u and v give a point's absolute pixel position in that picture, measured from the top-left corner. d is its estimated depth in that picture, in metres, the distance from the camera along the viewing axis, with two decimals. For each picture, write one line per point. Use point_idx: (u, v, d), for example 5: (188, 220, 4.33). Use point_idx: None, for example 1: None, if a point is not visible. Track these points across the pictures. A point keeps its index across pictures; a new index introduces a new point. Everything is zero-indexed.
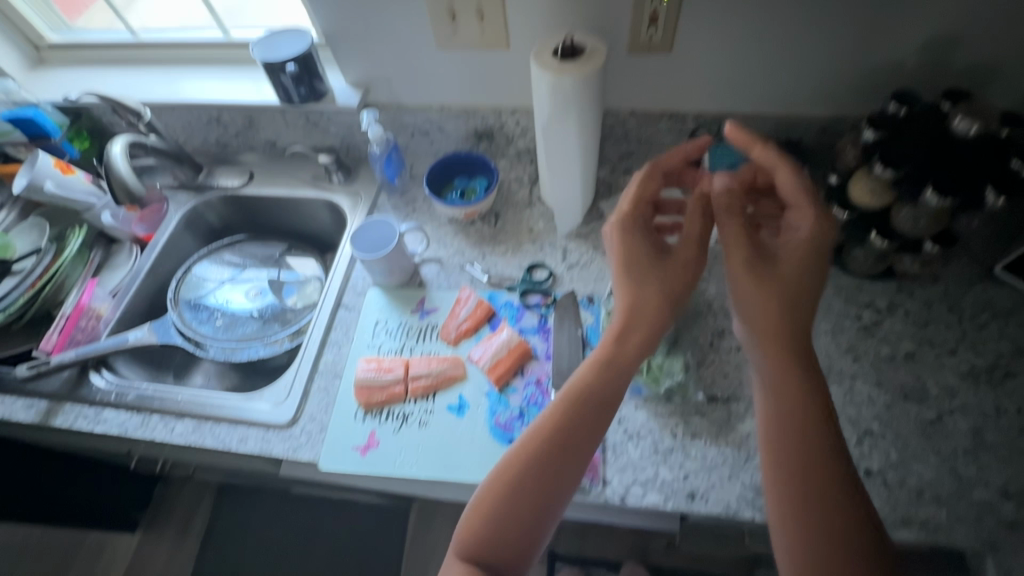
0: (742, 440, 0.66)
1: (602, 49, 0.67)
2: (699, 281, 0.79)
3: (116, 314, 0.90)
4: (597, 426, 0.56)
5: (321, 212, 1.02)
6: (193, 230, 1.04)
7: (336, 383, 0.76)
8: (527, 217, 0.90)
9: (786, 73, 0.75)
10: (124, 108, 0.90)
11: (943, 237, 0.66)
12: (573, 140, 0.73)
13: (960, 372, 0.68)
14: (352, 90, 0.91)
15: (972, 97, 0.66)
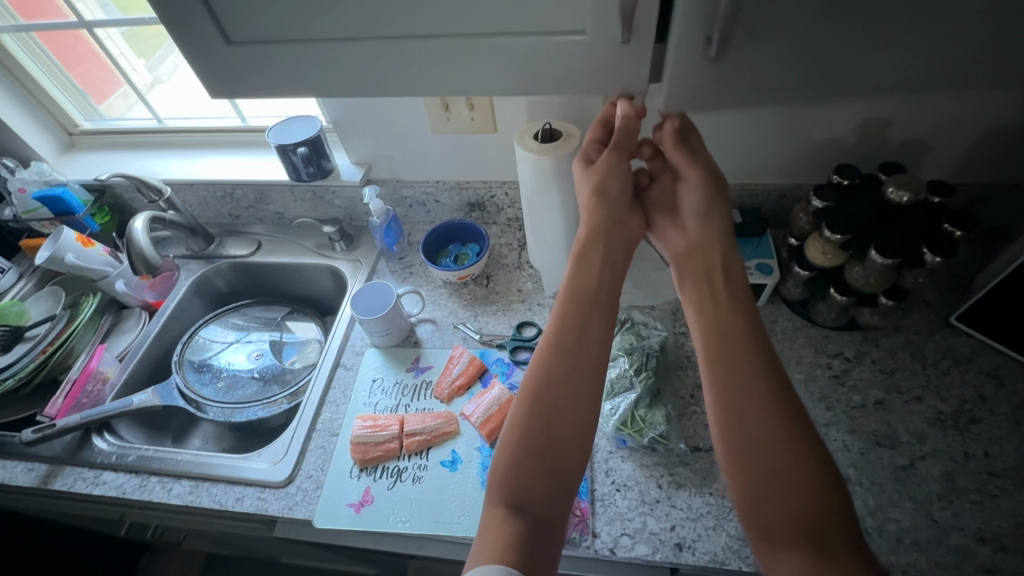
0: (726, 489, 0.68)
1: (577, 134, 0.76)
2: (678, 335, 0.84)
3: (121, 378, 0.93)
4: (569, 400, 0.62)
5: (323, 277, 1.08)
6: (201, 296, 1.09)
7: (333, 441, 0.79)
8: (517, 278, 0.97)
9: (743, 150, 0.85)
10: (147, 188, 0.98)
11: (896, 292, 0.72)
12: (555, 210, 0.81)
13: (928, 418, 0.72)
14: (355, 167, 1.01)
15: (907, 168, 0.74)
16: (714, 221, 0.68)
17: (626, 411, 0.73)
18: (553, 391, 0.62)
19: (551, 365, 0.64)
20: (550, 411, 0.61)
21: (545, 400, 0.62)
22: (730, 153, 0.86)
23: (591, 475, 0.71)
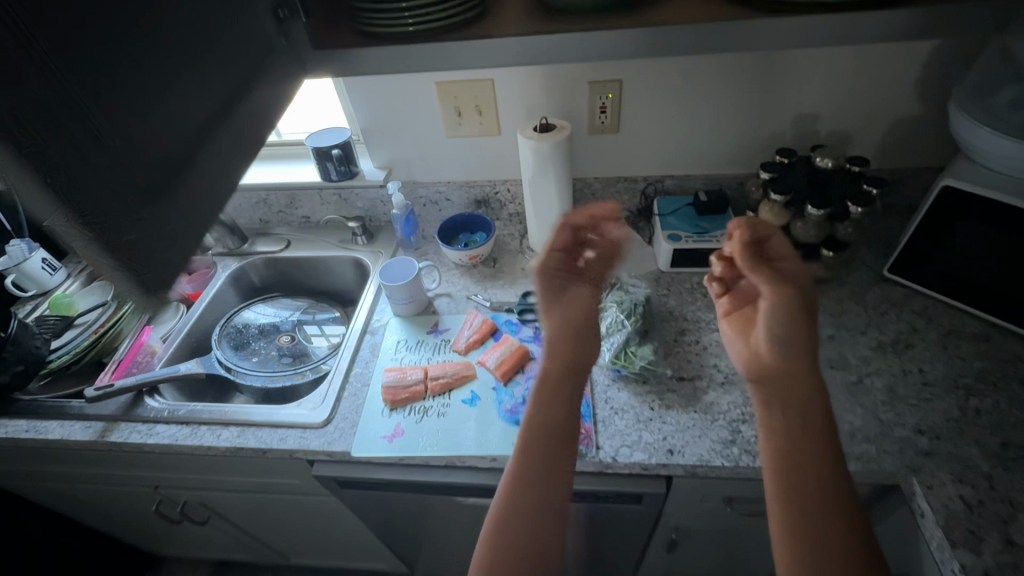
0: (708, 406, 0.80)
1: (568, 126, 0.94)
2: (661, 295, 0.98)
3: (167, 351, 1.03)
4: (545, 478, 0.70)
5: (346, 269, 1.22)
6: (236, 288, 1.22)
7: (365, 389, 0.90)
8: (520, 260, 1.11)
9: (704, 143, 1.04)
10: (229, 232, 1.20)
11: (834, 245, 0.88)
12: (552, 191, 0.97)
13: (872, 347, 0.86)
14: (378, 170, 1.17)
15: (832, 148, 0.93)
16: (794, 335, 0.61)
17: (621, 349, 0.85)
18: (530, 508, 0.68)
19: (525, 473, 0.69)
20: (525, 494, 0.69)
21: (513, 511, 0.68)
22: (694, 147, 1.05)
23: (593, 402, 0.83)
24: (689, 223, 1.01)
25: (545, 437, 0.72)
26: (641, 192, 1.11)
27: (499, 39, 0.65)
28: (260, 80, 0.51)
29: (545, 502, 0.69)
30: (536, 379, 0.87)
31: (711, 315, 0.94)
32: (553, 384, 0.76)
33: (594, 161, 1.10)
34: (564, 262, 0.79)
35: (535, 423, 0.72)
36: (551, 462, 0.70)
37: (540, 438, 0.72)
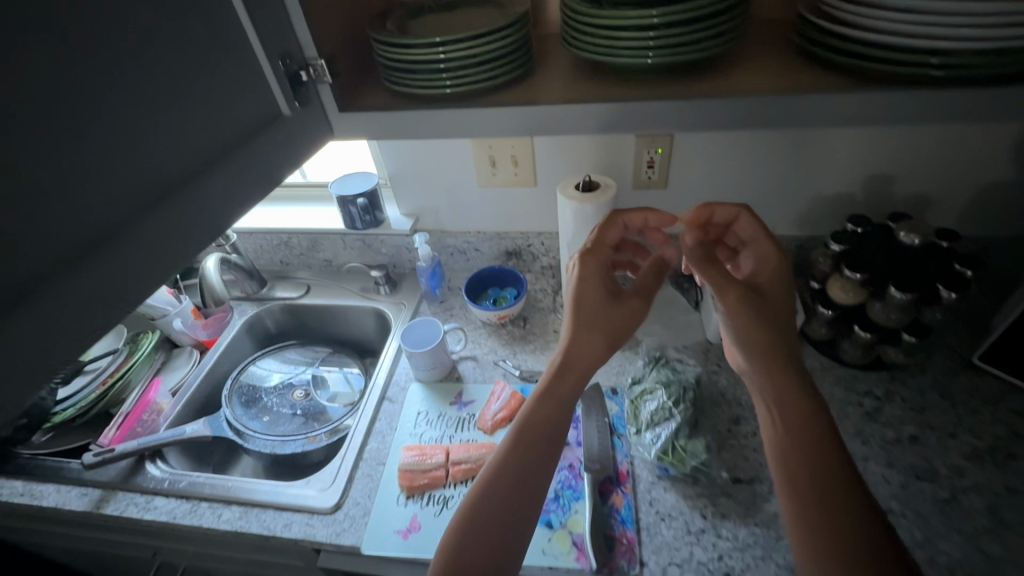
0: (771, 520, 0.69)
1: (613, 185, 0.85)
2: (711, 373, 0.88)
3: (174, 409, 0.97)
4: (536, 449, 0.61)
5: (365, 319, 1.15)
6: (251, 335, 1.16)
7: (380, 469, 0.81)
8: (552, 320, 1.02)
9: (762, 203, 0.94)
10: (240, 271, 1.10)
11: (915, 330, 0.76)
12: None
13: (965, 454, 0.73)
14: (405, 218, 1.10)
15: (913, 218, 0.82)
16: (754, 316, 0.61)
17: (669, 441, 0.75)
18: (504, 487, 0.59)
19: (519, 446, 0.61)
20: (514, 466, 0.60)
21: (498, 479, 0.59)
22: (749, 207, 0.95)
23: (635, 504, 0.73)
24: None
25: (551, 407, 0.63)
26: None
27: (545, 107, 0.58)
28: (261, 131, 0.53)
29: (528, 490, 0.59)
30: (570, 470, 0.78)
31: None
32: (573, 374, 0.65)
33: None
34: (595, 255, 0.70)
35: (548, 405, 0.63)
36: (543, 446, 0.61)
37: (545, 408, 0.63)
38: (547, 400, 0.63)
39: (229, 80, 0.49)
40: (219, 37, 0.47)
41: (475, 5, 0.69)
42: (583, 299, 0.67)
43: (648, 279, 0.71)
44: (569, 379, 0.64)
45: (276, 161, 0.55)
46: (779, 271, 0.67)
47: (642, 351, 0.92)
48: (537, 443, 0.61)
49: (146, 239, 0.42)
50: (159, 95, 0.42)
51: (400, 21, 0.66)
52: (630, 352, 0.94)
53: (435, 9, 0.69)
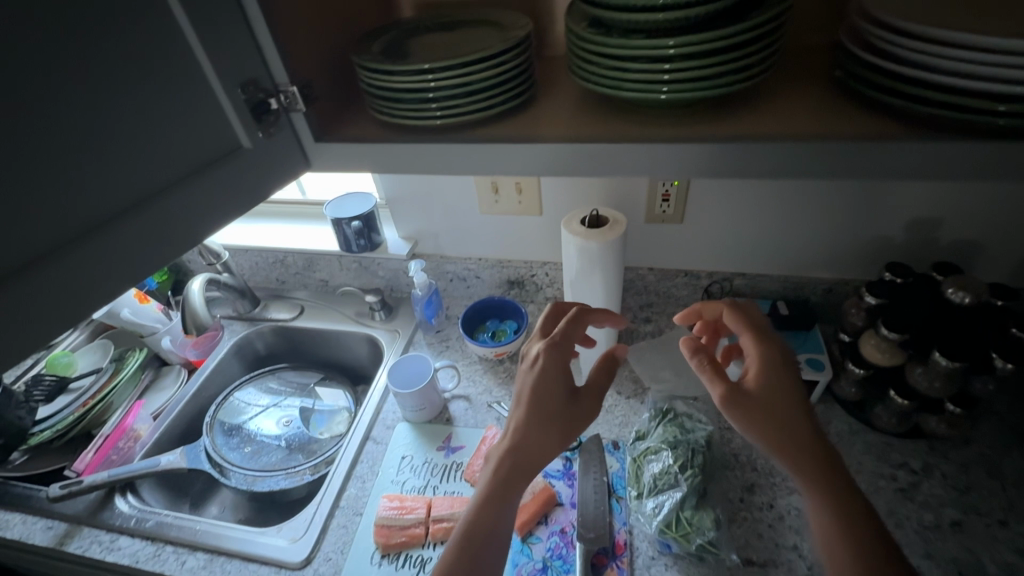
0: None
1: (623, 220, 0.78)
2: (724, 431, 0.80)
3: (152, 436, 0.94)
4: (501, 518, 0.56)
5: (358, 345, 1.09)
6: (241, 357, 1.11)
7: (357, 520, 0.75)
8: None
9: (787, 243, 0.85)
10: (230, 287, 1.07)
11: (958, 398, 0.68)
12: (597, 293, 0.81)
13: (1017, 548, 0.64)
14: (403, 242, 1.05)
15: (962, 271, 0.73)
16: (763, 415, 0.55)
17: (674, 512, 0.68)
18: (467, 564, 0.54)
19: (485, 514, 0.56)
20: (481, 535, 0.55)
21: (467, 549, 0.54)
22: (773, 246, 0.87)
23: None
24: None
25: (512, 478, 0.57)
26: (704, 291, 0.94)
27: (540, 144, 0.51)
28: (235, 145, 0.50)
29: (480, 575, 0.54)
30: (561, 536, 0.71)
31: None
32: (511, 467, 0.57)
33: (650, 251, 0.93)
34: (559, 345, 0.63)
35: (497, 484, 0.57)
36: (489, 539, 0.55)
37: (505, 480, 0.57)
38: (510, 475, 0.57)
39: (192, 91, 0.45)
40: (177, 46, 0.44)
41: (473, 25, 0.63)
42: (538, 393, 0.60)
43: (601, 379, 0.63)
44: (518, 476, 0.57)
45: (258, 176, 0.52)
46: (781, 369, 0.57)
47: (648, 401, 0.85)
48: (505, 508, 0.56)
49: (55, 289, 0.39)
50: (103, 112, 0.40)
51: (389, 41, 0.61)
52: (636, 400, 0.86)
53: (430, 28, 0.63)
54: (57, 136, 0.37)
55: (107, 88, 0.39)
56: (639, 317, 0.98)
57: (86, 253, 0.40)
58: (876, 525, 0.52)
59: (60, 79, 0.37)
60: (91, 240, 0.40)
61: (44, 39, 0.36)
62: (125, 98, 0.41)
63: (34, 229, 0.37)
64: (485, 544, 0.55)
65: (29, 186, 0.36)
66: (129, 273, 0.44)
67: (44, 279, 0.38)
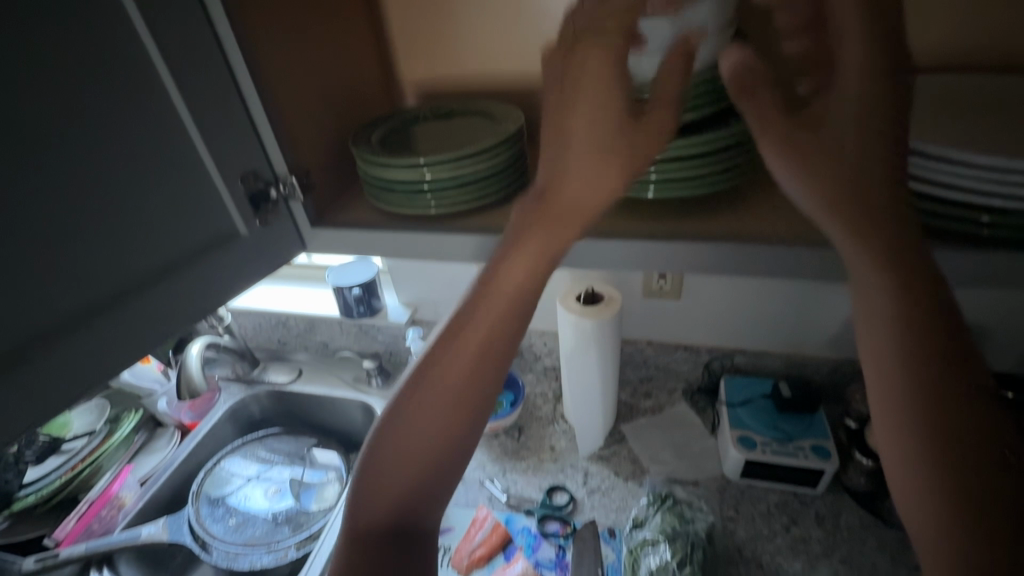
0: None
1: (619, 298, 0.78)
2: (726, 521, 0.76)
3: (136, 505, 0.92)
4: (474, 372, 0.46)
5: (351, 411, 1.08)
6: (235, 421, 1.10)
7: None
8: (549, 434, 0.92)
9: (787, 323, 0.85)
10: (228, 351, 1.06)
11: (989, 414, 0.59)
12: (593, 370, 0.80)
13: None
14: (403, 308, 1.05)
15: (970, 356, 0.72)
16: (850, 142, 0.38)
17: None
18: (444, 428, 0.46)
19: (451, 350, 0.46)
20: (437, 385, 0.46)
21: (423, 395, 0.46)
22: (773, 326, 0.86)
23: None
24: (766, 423, 0.80)
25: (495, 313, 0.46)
26: (704, 366, 0.92)
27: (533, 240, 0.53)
28: (233, 229, 0.52)
29: (463, 447, 0.47)
30: None
31: (797, 567, 0.70)
32: (509, 305, 0.45)
33: (648, 325, 0.92)
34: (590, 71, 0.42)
35: (465, 358, 0.46)
36: (475, 392, 0.46)
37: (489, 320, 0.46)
38: (492, 300, 0.45)
39: (190, 185, 0.48)
40: (177, 146, 0.46)
41: (469, 115, 0.66)
42: (591, 135, 0.42)
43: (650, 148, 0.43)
44: (507, 288, 0.45)
45: (257, 255, 0.54)
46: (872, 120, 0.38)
47: (646, 485, 0.81)
48: (478, 354, 0.46)
49: (41, 384, 0.41)
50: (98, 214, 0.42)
51: (390, 130, 0.64)
52: (633, 483, 0.83)
53: (430, 117, 0.66)
54: (48, 239, 0.39)
55: (98, 195, 0.42)
56: (638, 391, 0.96)
57: (79, 342, 0.43)
58: (970, 408, 0.36)
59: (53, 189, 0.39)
60: (79, 331, 0.42)
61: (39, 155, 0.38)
62: (124, 196, 0.43)
63: (24, 325, 0.39)
64: (443, 395, 0.46)
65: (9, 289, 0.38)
66: (119, 360, 0.46)
67: (33, 370, 0.40)
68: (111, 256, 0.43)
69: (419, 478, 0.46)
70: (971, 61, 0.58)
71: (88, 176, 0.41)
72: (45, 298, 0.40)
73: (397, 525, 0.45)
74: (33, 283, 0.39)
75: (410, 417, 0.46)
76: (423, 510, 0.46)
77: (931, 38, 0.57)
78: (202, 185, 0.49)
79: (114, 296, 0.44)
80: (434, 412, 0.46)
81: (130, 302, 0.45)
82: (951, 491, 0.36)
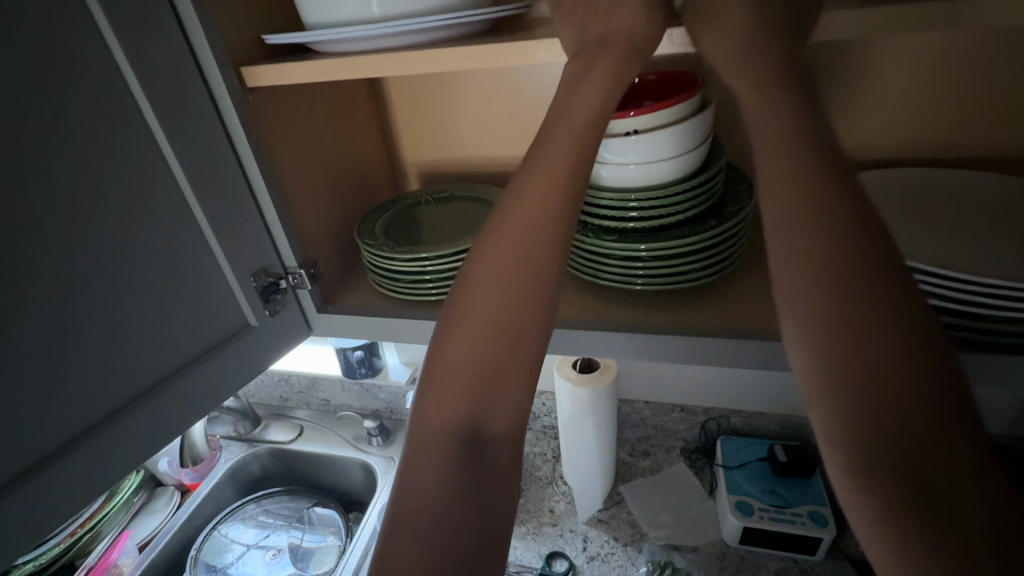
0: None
1: (614, 364, 0.80)
2: None
3: (134, 573, 0.92)
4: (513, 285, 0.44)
5: (352, 470, 1.08)
6: (235, 481, 1.10)
7: None
8: (548, 495, 0.93)
9: (781, 386, 0.86)
10: (232, 410, 1.10)
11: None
12: (590, 436, 0.81)
13: None
14: (404, 367, 1.08)
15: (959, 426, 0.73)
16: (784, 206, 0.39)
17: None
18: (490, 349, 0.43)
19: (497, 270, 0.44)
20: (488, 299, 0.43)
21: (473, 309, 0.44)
22: (767, 389, 0.87)
23: None
24: (761, 488, 0.81)
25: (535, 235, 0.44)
26: (701, 426, 0.93)
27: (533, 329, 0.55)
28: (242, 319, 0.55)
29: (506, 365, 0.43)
30: None
31: None
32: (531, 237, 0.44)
33: (644, 386, 0.94)
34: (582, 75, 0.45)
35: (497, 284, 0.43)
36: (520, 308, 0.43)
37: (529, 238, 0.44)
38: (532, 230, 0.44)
39: (205, 286, 0.51)
40: (195, 251, 0.49)
41: (467, 200, 0.70)
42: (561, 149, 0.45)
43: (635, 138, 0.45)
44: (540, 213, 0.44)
45: (265, 342, 0.57)
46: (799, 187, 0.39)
47: (645, 552, 0.81)
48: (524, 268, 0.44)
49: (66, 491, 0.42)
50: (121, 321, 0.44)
51: (392, 217, 0.68)
52: (633, 549, 0.83)
53: (430, 201, 0.70)
54: (75, 352, 0.42)
55: (123, 305, 0.44)
56: (636, 450, 0.96)
57: (104, 445, 0.44)
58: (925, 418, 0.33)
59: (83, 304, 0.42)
60: (104, 435, 0.44)
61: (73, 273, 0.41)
62: (144, 302, 0.46)
63: (52, 436, 0.41)
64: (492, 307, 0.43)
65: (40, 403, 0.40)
66: (139, 455, 0.47)
67: (68, 476, 0.42)
68: (137, 361, 0.46)
69: (474, 393, 0.42)
70: (934, 155, 0.62)
71: (114, 288, 0.43)
72: (71, 407, 0.42)
73: (464, 429, 0.42)
74: (67, 395, 0.41)
75: (444, 348, 0.43)
76: (483, 419, 0.42)
77: (899, 132, 0.62)
78: (215, 284, 0.52)
79: (135, 399, 0.46)
80: (476, 339, 0.43)
81: (149, 404, 0.47)
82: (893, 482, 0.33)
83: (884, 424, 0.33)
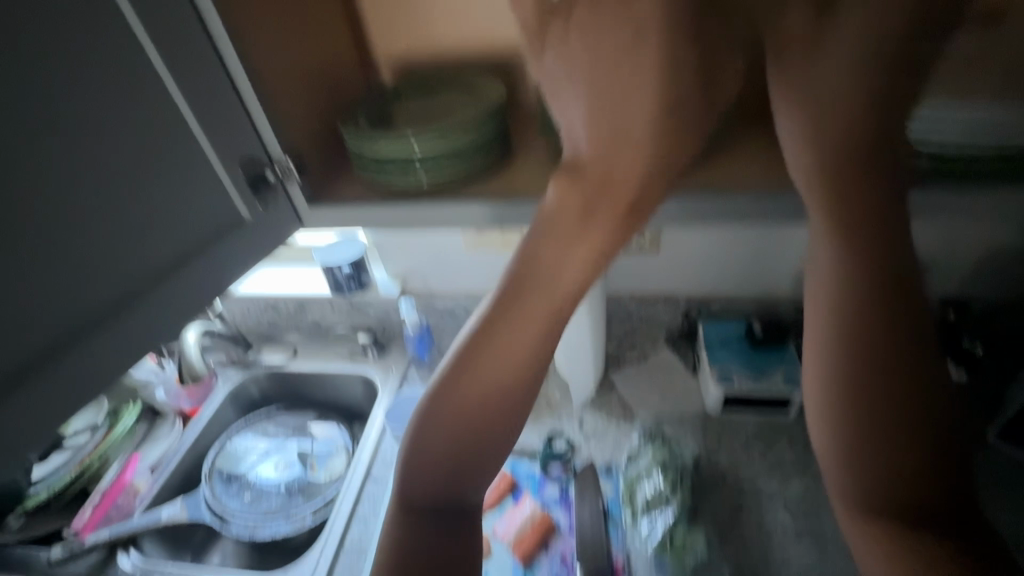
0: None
1: (602, 255, 0.83)
2: (710, 451, 0.84)
3: (152, 490, 0.95)
4: (520, 374, 0.44)
5: (352, 385, 1.12)
6: (236, 404, 1.12)
7: (361, 563, 0.77)
8: (543, 389, 0.98)
9: (759, 267, 0.91)
10: (222, 335, 1.08)
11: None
12: (584, 324, 0.85)
13: None
14: (392, 282, 1.09)
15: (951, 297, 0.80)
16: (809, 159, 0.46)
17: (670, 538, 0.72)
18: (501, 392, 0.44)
19: (503, 335, 0.44)
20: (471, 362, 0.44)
21: (466, 371, 0.44)
22: (746, 272, 0.92)
23: None
24: (742, 360, 0.87)
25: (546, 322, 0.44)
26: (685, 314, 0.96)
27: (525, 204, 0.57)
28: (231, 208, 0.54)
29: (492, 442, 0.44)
30: (562, 565, 0.73)
31: (773, 485, 0.78)
32: (544, 317, 0.44)
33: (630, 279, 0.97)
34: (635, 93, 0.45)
35: (524, 334, 0.44)
36: (518, 395, 0.44)
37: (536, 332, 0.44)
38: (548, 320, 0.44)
39: (190, 171, 0.50)
40: (171, 130, 0.48)
41: (449, 87, 0.68)
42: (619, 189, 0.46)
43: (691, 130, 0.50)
44: (535, 298, 0.44)
45: (257, 235, 0.58)
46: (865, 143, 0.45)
47: (639, 426, 0.88)
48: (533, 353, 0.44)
49: (72, 367, 0.44)
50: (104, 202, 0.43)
51: (374, 108, 0.65)
52: (625, 426, 0.90)
53: (410, 91, 0.68)
54: (58, 228, 0.41)
55: (101, 183, 0.43)
56: (623, 344, 1.00)
57: (104, 328, 0.45)
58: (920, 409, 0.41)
59: (59, 180, 0.40)
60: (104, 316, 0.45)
61: (39, 146, 0.39)
62: (127, 182, 0.45)
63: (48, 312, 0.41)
64: (484, 384, 0.44)
65: (33, 279, 0.40)
66: (141, 339, 0.49)
67: (75, 352, 0.44)
68: (128, 244, 0.46)
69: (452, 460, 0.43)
70: None
71: (87, 166, 0.42)
72: (65, 287, 0.42)
73: (431, 504, 0.44)
74: (60, 273, 0.41)
75: (447, 380, 0.44)
76: (456, 491, 0.44)
77: None
78: (199, 167, 0.50)
79: (132, 282, 0.47)
80: (507, 372, 0.44)
81: (143, 301, 0.48)
82: (915, 514, 0.41)
83: (895, 432, 0.41)
